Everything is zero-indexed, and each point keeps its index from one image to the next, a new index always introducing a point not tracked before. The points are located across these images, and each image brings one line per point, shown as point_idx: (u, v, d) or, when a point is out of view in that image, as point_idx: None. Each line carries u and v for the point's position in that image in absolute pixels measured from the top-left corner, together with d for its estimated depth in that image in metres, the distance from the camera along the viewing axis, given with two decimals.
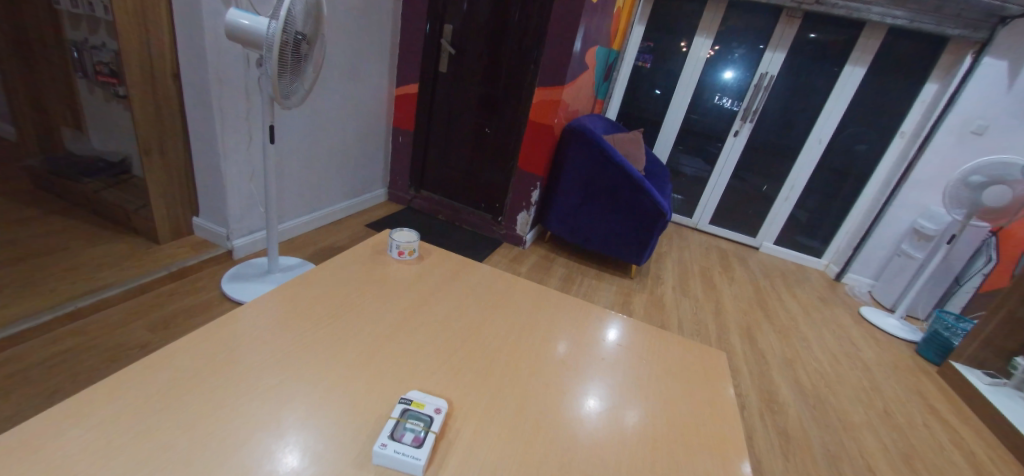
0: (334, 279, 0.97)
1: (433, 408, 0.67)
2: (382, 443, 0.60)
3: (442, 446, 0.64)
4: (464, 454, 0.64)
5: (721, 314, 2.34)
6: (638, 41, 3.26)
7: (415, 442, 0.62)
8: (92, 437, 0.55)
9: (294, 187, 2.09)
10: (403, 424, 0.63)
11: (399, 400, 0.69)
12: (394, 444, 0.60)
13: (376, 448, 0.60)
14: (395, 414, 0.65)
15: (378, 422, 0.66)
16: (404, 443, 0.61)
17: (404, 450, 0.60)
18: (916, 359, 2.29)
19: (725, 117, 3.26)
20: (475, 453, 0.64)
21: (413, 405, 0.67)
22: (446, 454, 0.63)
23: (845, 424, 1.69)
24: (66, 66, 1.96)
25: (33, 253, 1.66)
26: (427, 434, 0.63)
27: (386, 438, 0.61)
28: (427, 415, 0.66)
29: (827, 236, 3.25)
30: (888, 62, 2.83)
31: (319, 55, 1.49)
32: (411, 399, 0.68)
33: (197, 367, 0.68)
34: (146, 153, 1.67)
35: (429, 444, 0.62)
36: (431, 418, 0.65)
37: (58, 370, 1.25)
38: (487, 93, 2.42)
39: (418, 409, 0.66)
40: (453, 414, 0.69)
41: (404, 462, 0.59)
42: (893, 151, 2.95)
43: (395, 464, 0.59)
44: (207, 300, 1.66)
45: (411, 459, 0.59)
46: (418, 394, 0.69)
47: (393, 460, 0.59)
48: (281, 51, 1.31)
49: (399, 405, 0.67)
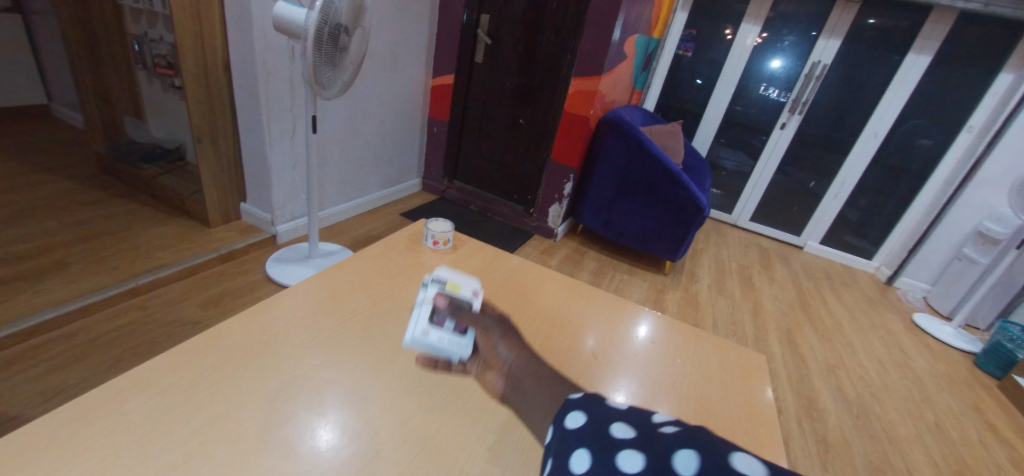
0: (373, 264, 1.00)
1: (506, 357, 0.71)
2: (423, 330, 0.73)
3: (518, 385, 0.68)
4: (531, 387, 0.66)
5: (760, 315, 2.25)
6: (680, 28, 3.15)
7: (457, 329, 0.74)
8: (154, 404, 0.59)
9: (334, 176, 2.16)
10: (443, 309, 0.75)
11: (433, 282, 0.80)
12: (435, 332, 0.73)
13: (416, 334, 0.73)
14: (500, 373, 0.71)
15: (484, 374, 0.73)
16: (444, 330, 0.74)
17: (445, 338, 0.73)
18: (973, 371, 2.13)
19: (772, 109, 3.11)
20: (540, 382, 0.66)
21: (492, 358, 0.73)
22: (525, 398, 0.66)
23: (891, 437, 1.59)
24: (128, 58, 2.11)
25: (101, 232, 1.80)
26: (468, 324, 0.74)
27: (428, 324, 0.74)
28: (465, 300, 0.78)
29: (879, 237, 3.06)
30: (957, 50, 2.61)
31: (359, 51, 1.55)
32: (478, 320, 0.75)
33: (245, 346, 0.71)
34: (199, 141, 1.77)
35: (470, 333, 0.74)
36: (471, 302, 0.78)
37: (122, 342, 1.36)
38: (523, 84, 2.41)
39: (453, 289, 0.79)
40: (511, 349, 0.72)
41: (443, 348, 0.72)
42: (959, 147, 2.73)
43: (438, 348, 0.73)
44: (253, 281, 1.75)
45: (455, 348, 0.72)
46: (445, 274, 0.82)
47: (435, 345, 0.73)
48: (321, 42, 1.35)
49: (434, 287, 0.79)
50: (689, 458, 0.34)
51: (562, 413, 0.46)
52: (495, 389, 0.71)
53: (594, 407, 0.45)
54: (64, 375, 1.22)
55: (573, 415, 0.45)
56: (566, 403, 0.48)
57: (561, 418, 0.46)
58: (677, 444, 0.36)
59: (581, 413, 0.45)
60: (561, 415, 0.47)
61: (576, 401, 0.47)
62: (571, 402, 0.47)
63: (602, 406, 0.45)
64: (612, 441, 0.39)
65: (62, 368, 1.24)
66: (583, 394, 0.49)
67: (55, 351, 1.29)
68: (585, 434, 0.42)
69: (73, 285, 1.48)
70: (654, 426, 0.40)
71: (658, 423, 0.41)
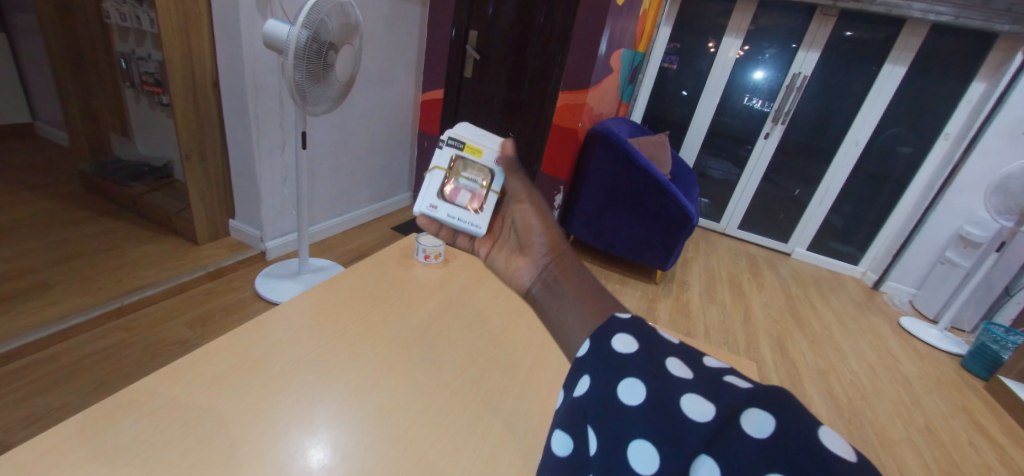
0: (368, 274, 0.95)
1: (543, 246, 0.57)
2: (432, 203, 0.63)
3: (551, 283, 0.51)
4: (567, 286, 0.49)
5: (750, 322, 2.27)
6: (664, 42, 3.22)
7: (472, 204, 0.63)
8: (138, 427, 0.55)
9: (324, 191, 2.16)
10: (458, 180, 0.64)
11: (448, 139, 0.65)
12: (445, 207, 0.63)
13: (422, 207, 0.63)
14: (531, 261, 0.57)
15: (511, 262, 0.59)
16: (457, 206, 0.63)
17: (455, 213, 0.63)
18: (961, 372, 2.16)
19: (756, 119, 3.18)
20: (581, 285, 0.48)
21: (526, 245, 0.59)
22: (555, 298, 0.49)
23: (883, 441, 1.60)
24: (115, 76, 2.10)
25: (85, 252, 1.77)
26: (486, 197, 0.64)
27: (437, 197, 0.63)
28: (484, 167, 0.65)
29: (864, 242, 3.12)
30: (930, 61, 2.70)
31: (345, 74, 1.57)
32: (520, 195, 0.63)
33: (233, 364, 0.66)
34: (187, 158, 1.76)
35: (487, 212, 0.63)
36: (493, 171, 0.65)
37: (106, 364, 1.33)
38: (513, 98, 2.48)
39: (474, 153, 0.65)
40: (550, 235, 0.57)
41: (453, 222, 0.63)
42: (937, 153, 2.80)
43: (447, 222, 0.63)
44: (241, 299, 1.72)
45: (469, 225, 0.63)
46: (460, 133, 0.66)
47: (443, 220, 0.63)
48: (303, 58, 1.36)
49: (449, 149, 0.65)
50: (759, 418, 0.27)
51: (606, 329, 0.37)
52: (520, 281, 0.57)
53: (647, 337, 0.36)
54: (46, 399, 1.19)
55: (620, 339, 0.36)
56: (607, 322, 0.37)
57: (608, 338, 0.36)
58: (750, 401, 0.28)
59: (630, 340, 0.35)
60: (602, 332, 0.37)
61: (624, 323, 0.37)
62: (617, 316, 0.38)
63: (649, 333, 0.36)
64: (670, 383, 0.31)
65: (44, 392, 1.21)
66: (631, 315, 0.40)
67: (36, 374, 1.26)
68: (637, 364, 0.33)
69: (56, 306, 1.45)
70: (717, 374, 0.32)
71: (719, 370, 0.33)
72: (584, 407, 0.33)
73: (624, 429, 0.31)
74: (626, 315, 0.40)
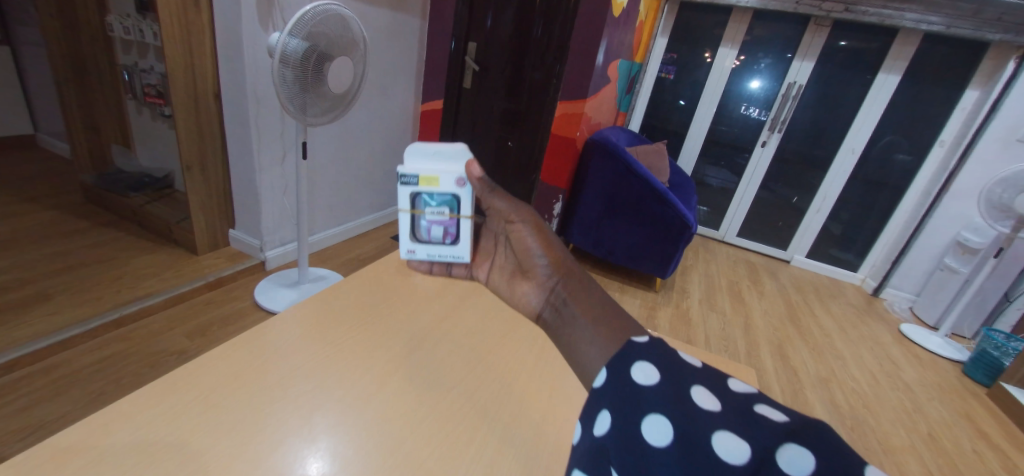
0: (365, 281, 0.94)
1: (544, 269, 0.67)
2: (410, 248, 0.72)
3: (559, 307, 0.61)
4: (573, 307, 0.59)
5: (751, 330, 2.27)
6: (661, 53, 3.26)
7: (447, 238, 0.71)
8: (138, 436, 0.54)
9: (324, 201, 2.16)
10: (425, 216, 0.69)
11: (401, 176, 0.65)
12: (424, 244, 0.71)
13: (406, 251, 0.73)
14: (535, 284, 0.67)
15: (516, 286, 0.70)
16: (433, 241, 0.71)
17: (435, 249, 0.72)
18: (962, 379, 2.15)
19: (753, 128, 3.20)
20: (586, 305, 0.57)
21: (528, 268, 0.69)
22: (563, 320, 0.59)
23: (886, 449, 1.59)
24: (118, 88, 2.13)
25: (85, 263, 1.77)
26: (459, 225, 0.70)
27: (413, 242, 0.72)
28: (447, 196, 0.67)
29: (863, 249, 3.12)
30: (923, 69, 2.73)
31: (339, 89, 1.52)
32: (509, 216, 0.70)
33: (233, 372, 0.66)
34: (188, 169, 1.77)
35: (464, 240, 0.71)
36: (456, 196, 0.68)
37: (104, 374, 1.33)
38: (511, 108, 2.47)
39: (430, 185, 0.66)
40: (549, 258, 0.67)
41: (440, 256, 0.73)
42: (933, 160, 2.82)
43: (433, 257, 0.73)
44: (241, 308, 1.72)
45: (454, 256, 0.73)
46: (410, 167, 0.66)
47: (430, 256, 0.73)
48: (285, 60, 1.35)
49: (405, 187, 0.66)
50: (798, 454, 0.30)
51: (628, 360, 0.39)
52: (528, 302, 0.68)
53: (669, 365, 0.38)
54: (42, 410, 1.19)
55: (640, 368, 0.38)
56: (627, 349, 0.40)
57: (625, 373, 0.38)
58: (787, 435, 0.31)
59: (652, 368, 0.38)
60: (619, 363, 0.39)
61: (637, 346, 0.40)
62: (636, 345, 0.41)
63: (673, 361, 0.39)
64: (700, 414, 0.34)
65: (41, 403, 1.21)
66: (649, 337, 0.42)
67: (34, 385, 1.26)
68: (658, 395, 0.36)
69: (55, 317, 1.45)
70: (746, 404, 0.35)
71: (749, 398, 0.36)
72: (605, 448, 0.34)
73: (656, 461, 0.32)
74: (644, 337, 0.42)
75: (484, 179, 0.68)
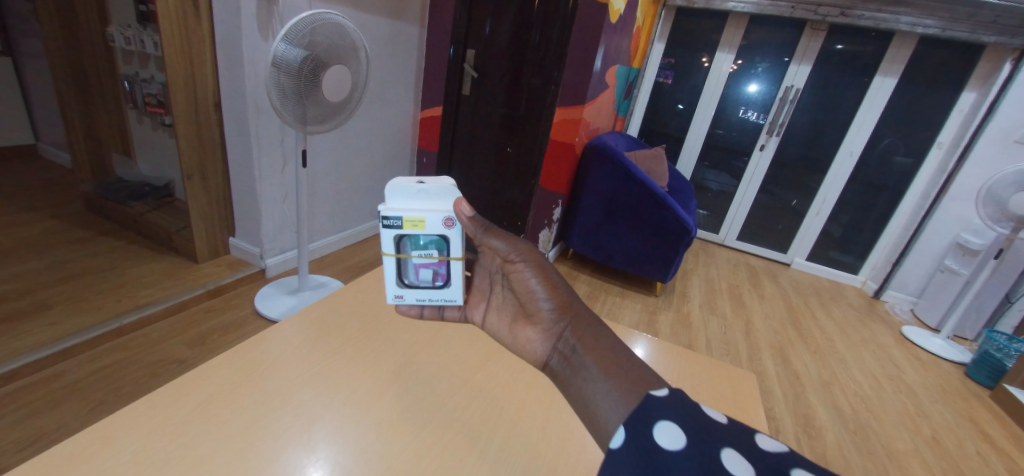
0: (365, 289, 0.94)
1: (549, 313, 0.60)
2: (397, 294, 0.60)
3: (570, 356, 0.56)
4: (587, 359, 0.54)
5: (752, 333, 2.26)
6: (658, 58, 3.28)
7: (438, 280, 0.61)
8: (138, 447, 0.54)
9: (324, 208, 2.17)
10: (412, 259, 0.59)
11: (383, 217, 0.56)
12: (413, 289, 0.60)
13: (390, 299, 0.61)
14: (540, 330, 0.60)
15: (517, 331, 0.62)
16: (423, 285, 0.61)
17: (425, 294, 0.61)
18: (965, 382, 2.14)
19: (751, 132, 3.21)
20: (600, 355, 0.53)
21: (531, 313, 0.61)
22: (579, 374, 0.53)
23: (889, 452, 1.58)
24: (118, 97, 2.14)
25: (85, 272, 1.77)
26: (450, 268, 0.60)
27: (399, 286, 0.60)
28: (435, 236, 0.58)
29: (863, 252, 3.12)
30: (920, 72, 2.75)
31: (337, 97, 1.53)
32: (507, 255, 0.62)
33: (234, 380, 0.66)
34: (189, 178, 1.78)
35: (457, 283, 0.61)
36: (445, 236, 0.59)
37: (104, 384, 1.33)
38: (510, 113, 2.46)
39: (416, 227, 0.57)
40: (555, 301, 0.60)
41: (429, 303, 0.62)
42: (931, 163, 2.83)
43: (422, 305, 0.62)
44: (241, 317, 1.72)
45: (446, 300, 0.62)
46: (392, 206, 0.57)
47: (418, 304, 0.62)
48: (281, 67, 1.37)
49: (388, 230, 0.57)
50: None
51: (655, 423, 0.41)
52: (531, 350, 0.60)
53: (691, 422, 0.40)
54: (41, 421, 1.18)
55: (663, 430, 0.40)
56: (652, 409, 0.42)
57: (649, 436, 0.40)
58: None
59: (677, 429, 0.40)
60: (640, 423, 0.41)
61: (656, 404, 0.42)
62: (662, 406, 0.42)
63: (696, 418, 0.41)
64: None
65: (40, 414, 1.20)
66: (669, 391, 0.44)
67: (33, 396, 1.25)
68: (686, 459, 0.37)
69: (54, 327, 1.45)
70: (780, 466, 0.37)
71: (779, 459, 0.38)
72: None
73: None
74: (663, 390, 0.45)
75: (476, 218, 0.60)
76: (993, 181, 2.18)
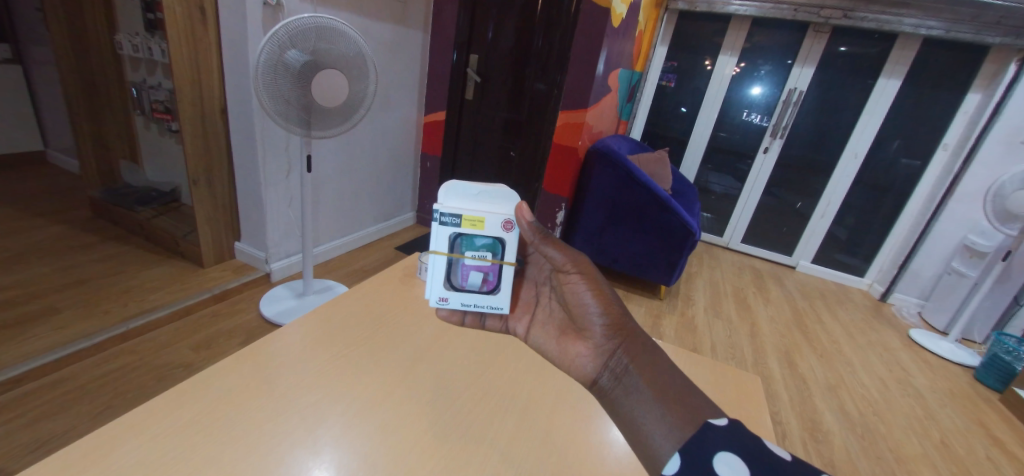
0: (368, 294, 0.93)
1: (602, 329, 0.59)
2: (441, 296, 0.61)
3: (622, 375, 0.55)
4: (641, 380, 0.53)
5: (757, 337, 2.25)
6: (662, 62, 3.28)
7: (486, 286, 0.62)
8: (149, 448, 0.55)
9: (328, 212, 2.18)
10: (464, 261, 0.60)
11: (439, 214, 0.59)
12: (460, 292, 0.61)
13: (434, 301, 0.61)
14: (591, 347, 0.59)
15: (566, 345, 0.61)
16: (470, 288, 0.61)
17: (470, 299, 0.62)
18: (975, 385, 2.11)
19: (755, 134, 3.21)
20: (656, 377, 0.53)
21: (582, 327, 0.60)
22: (633, 395, 0.52)
23: (898, 457, 1.56)
24: (126, 104, 2.17)
25: (93, 276, 1.79)
26: (502, 272, 0.62)
27: (446, 289, 0.61)
28: (492, 237, 0.61)
29: (870, 254, 3.10)
30: (924, 73, 2.74)
31: (329, 104, 1.51)
32: (562, 264, 0.62)
33: (239, 383, 0.66)
34: (195, 183, 1.80)
35: (504, 290, 0.62)
36: (501, 239, 0.61)
37: (111, 388, 1.34)
38: (514, 118, 2.54)
39: (474, 226, 0.60)
40: (608, 317, 0.59)
41: (472, 308, 0.62)
42: (937, 164, 2.82)
43: (466, 310, 0.62)
44: (246, 321, 1.73)
45: (492, 307, 0.62)
46: (453, 205, 0.60)
47: (462, 308, 0.62)
48: (280, 66, 1.38)
49: (444, 228, 0.59)
50: None
51: (713, 453, 0.43)
52: (580, 366, 0.59)
53: (753, 456, 0.43)
54: (49, 425, 1.19)
55: (723, 461, 0.43)
56: (708, 436, 0.45)
57: (709, 464, 0.43)
58: None
59: (738, 461, 0.42)
60: (698, 450, 0.44)
61: (717, 434, 0.45)
62: (721, 434, 0.45)
63: (755, 451, 0.43)
64: None
65: (47, 418, 1.21)
66: (727, 421, 0.47)
67: (39, 400, 1.26)
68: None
69: (61, 332, 1.46)
70: None
71: None
72: None
73: None
74: (721, 420, 0.47)
75: (536, 225, 0.61)
76: (1001, 183, 2.17)
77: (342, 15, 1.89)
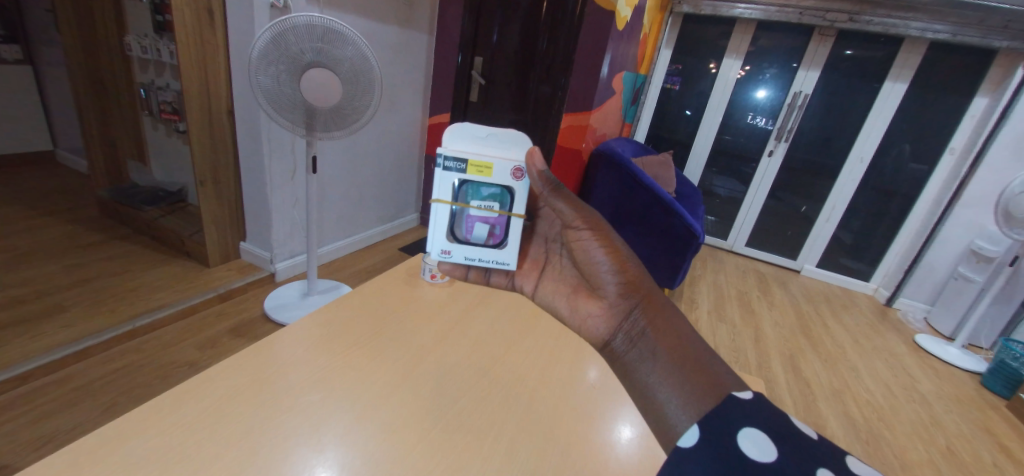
0: (373, 295, 0.94)
1: (615, 288, 0.61)
2: (444, 249, 0.65)
3: (636, 338, 0.56)
4: (656, 345, 0.53)
5: (761, 340, 2.24)
6: (666, 64, 3.28)
7: (492, 240, 0.65)
8: (153, 445, 0.56)
9: (333, 212, 2.19)
10: (468, 210, 0.64)
11: (443, 159, 0.62)
12: (463, 243, 0.65)
13: (438, 254, 0.65)
14: (603, 307, 0.61)
15: (578, 304, 0.64)
16: (473, 239, 0.65)
17: (474, 253, 0.65)
18: (981, 391, 2.09)
19: (759, 137, 3.20)
20: (674, 346, 0.52)
21: (595, 286, 0.63)
22: (645, 359, 0.53)
23: (903, 463, 1.55)
24: (134, 104, 2.19)
25: (101, 275, 1.81)
26: (509, 224, 0.65)
27: (449, 241, 0.64)
28: (499, 185, 0.63)
29: (875, 258, 3.08)
30: (930, 77, 2.72)
31: (318, 105, 1.50)
32: (571, 220, 0.65)
33: (240, 384, 0.66)
34: (202, 184, 1.81)
35: (510, 244, 0.66)
36: (508, 189, 0.64)
37: (116, 385, 1.35)
38: (517, 119, 2.54)
39: (480, 173, 0.63)
40: (621, 276, 0.61)
41: (477, 263, 0.66)
42: (943, 168, 2.80)
43: (469, 264, 0.66)
44: (251, 320, 1.74)
45: (498, 262, 0.66)
46: (460, 150, 0.63)
47: (465, 262, 0.66)
48: (287, 63, 1.41)
49: (449, 173, 0.62)
50: None
51: (735, 427, 0.40)
52: (594, 325, 0.61)
53: (781, 432, 0.40)
54: (55, 422, 1.20)
55: (748, 437, 0.39)
56: (730, 411, 0.41)
57: (732, 441, 0.39)
58: None
59: (764, 438, 0.39)
60: (720, 426, 0.41)
61: (740, 407, 0.42)
62: (743, 409, 0.42)
63: (781, 427, 0.40)
64: None
65: (53, 414, 1.22)
66: (752, 395, 0.44)
67: (46, 397, 1.27)
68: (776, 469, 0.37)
69: (67, 329, 1.47)
70: None
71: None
72: None
73: None
74: (746, 393, 0.44)
75: (545, 173, 0.64)
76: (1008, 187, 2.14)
77: (348, 17, 1.90)
